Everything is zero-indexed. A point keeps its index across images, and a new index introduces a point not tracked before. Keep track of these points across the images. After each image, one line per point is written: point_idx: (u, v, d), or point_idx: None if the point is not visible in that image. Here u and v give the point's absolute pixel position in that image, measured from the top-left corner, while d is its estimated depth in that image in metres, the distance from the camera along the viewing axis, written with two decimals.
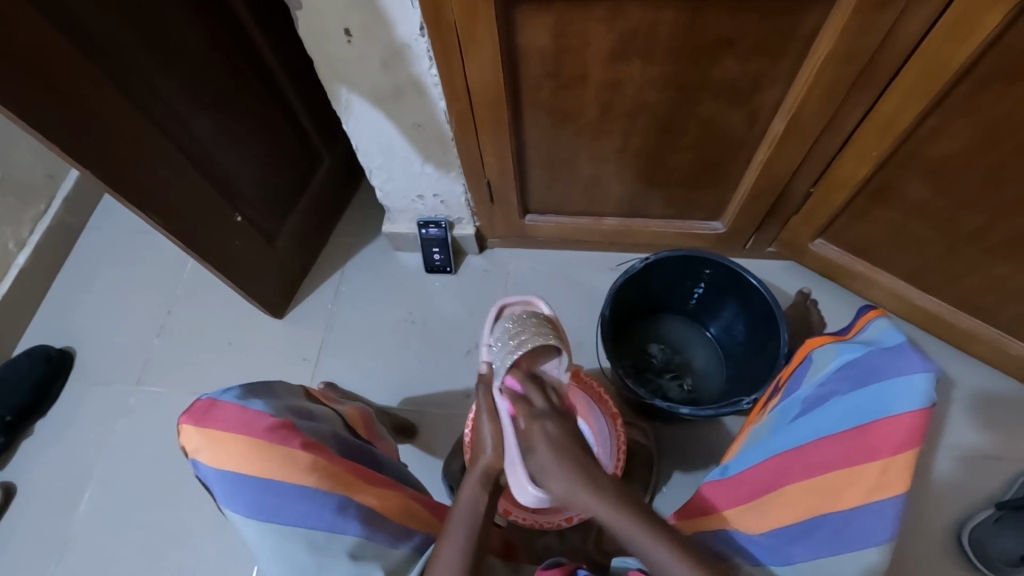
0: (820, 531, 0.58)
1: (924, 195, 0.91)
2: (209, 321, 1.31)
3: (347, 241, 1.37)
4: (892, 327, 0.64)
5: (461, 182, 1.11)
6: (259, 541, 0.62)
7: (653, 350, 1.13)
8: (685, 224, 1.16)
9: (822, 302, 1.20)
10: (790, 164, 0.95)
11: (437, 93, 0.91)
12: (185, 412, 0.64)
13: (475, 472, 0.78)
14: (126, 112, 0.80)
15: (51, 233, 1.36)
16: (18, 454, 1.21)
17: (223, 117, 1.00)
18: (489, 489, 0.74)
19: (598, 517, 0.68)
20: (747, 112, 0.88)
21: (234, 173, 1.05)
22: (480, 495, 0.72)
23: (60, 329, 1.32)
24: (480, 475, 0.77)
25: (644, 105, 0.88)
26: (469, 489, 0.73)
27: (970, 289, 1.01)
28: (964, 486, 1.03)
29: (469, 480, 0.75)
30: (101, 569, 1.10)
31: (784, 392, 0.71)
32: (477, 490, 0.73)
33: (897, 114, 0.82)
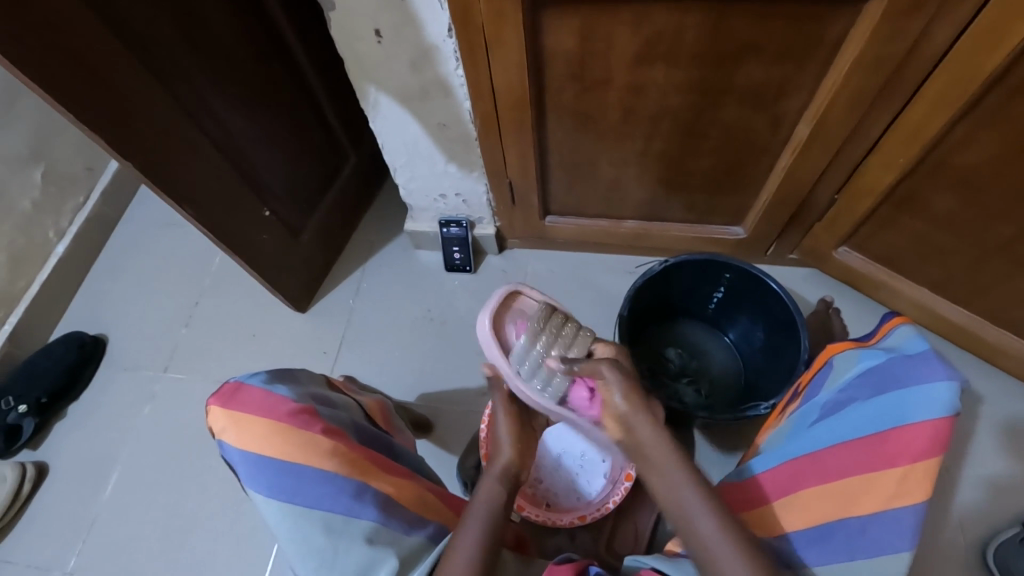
0: (835, 537, 0.56)
1: (952, 205, 0.90)
2: (234, 313, 1.34)
3: (370, 238, 1.39)
4: (915, 335, 0.64)
5: (483, 182, 1.12)
6: (278, 521, 0.63)
7: (669, 355, 1.12)
8: (706, 229, 1.15)
9: (845, 312, 1.18)
10: (814, 171, 0.95)
11: (462, 93, 0.93)
12: (213, 394, 0.67)
13: (494, 468, 0.77)
14: (164, 107, 0.84)
15: (88, 223, 1.41)
16: (51, 435, 1.26)
17: (256, 114, 1.03)
18: (507, 487, 0.73)
19: (678, 495, 0.63)
20: (771, 117, 0.88)
21: (264, 168, 1.09)
22: (497, 493, 0.72)
23: (94, 316, 1.38)
24: (499, 471, 0.76)
25: (666, 108, 0.88)
26: (487, 484, 0.73)
27: (998, 301, 0.99)
28: (988, 504, 1.01)
29: (488, 475, 0.75)
30: (123, 548, 1.13)
31: (802, 398, 0.70)
32: (496, 487, 0.73)
33: (925, 123, 0.81)
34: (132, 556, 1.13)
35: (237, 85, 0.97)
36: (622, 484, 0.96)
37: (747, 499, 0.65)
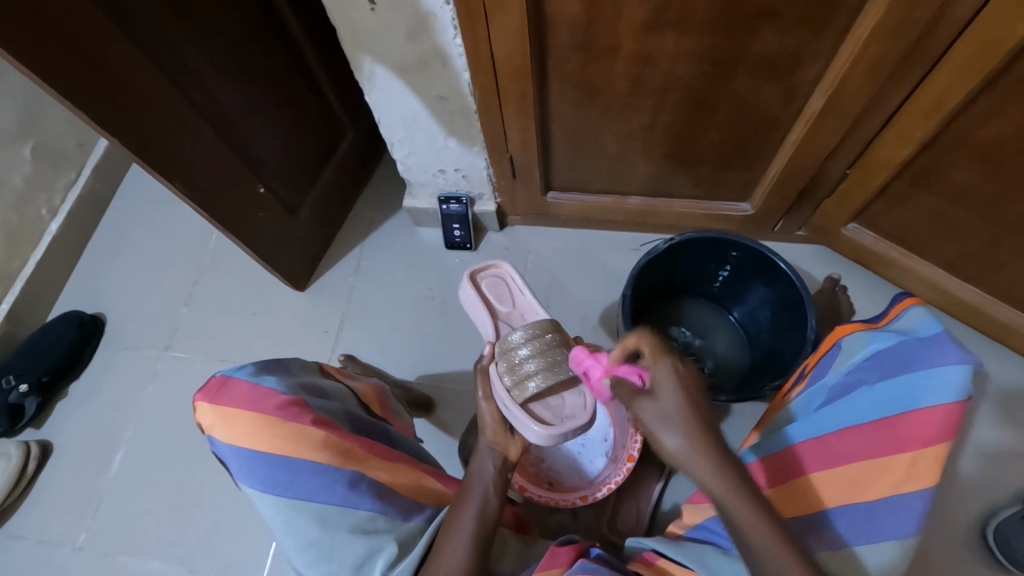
0: (839, 523, 0.56)
1: (969, 179, 0.87)
2: (233, 291, 1.33)
3: (369, 215, 1.37)
4: (928, 316, 0.61)
5: (484, 157, 1.09)
6: (274, 515, 0.64)
7: (674, 333, 1.11)
8: (713, 205, 1.12)
9: (852, 289, 1.16)
10: (827, 144, 0.91)
11: (461, 64, 0.89)
12: (201, 389, 0.66)
13: (485, 441, 0.74)
14: (151, 80, 0.80)
15: (82, 200, 1.39)
16: (53, 413, 1.26)
17: (247, 87, 0.99)
18: (503, 465, 0.73)
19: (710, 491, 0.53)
20: (784, 88, 0.84)
21: (258, 144, 1.05)
22: (493, 471, 0.71)
23: (92, 294, 1.36)
24: (491, 447, 0.74)
25: (675, 79, 0.84)
26: (484, 461, 0.72)
27: (1011, 279, 0.96)
28: (992, 481, 1.00)
29: (483, 450, 0.74)
30: (130, 524, 1.15)
31: (808, 380, 0.68)
32: (493, 466, 0.72)
33: (946, 94, 0.77)
34: (139, 533, 1.14)
35: (225, 54, 0.93)
36: (624, 464, 0.93)
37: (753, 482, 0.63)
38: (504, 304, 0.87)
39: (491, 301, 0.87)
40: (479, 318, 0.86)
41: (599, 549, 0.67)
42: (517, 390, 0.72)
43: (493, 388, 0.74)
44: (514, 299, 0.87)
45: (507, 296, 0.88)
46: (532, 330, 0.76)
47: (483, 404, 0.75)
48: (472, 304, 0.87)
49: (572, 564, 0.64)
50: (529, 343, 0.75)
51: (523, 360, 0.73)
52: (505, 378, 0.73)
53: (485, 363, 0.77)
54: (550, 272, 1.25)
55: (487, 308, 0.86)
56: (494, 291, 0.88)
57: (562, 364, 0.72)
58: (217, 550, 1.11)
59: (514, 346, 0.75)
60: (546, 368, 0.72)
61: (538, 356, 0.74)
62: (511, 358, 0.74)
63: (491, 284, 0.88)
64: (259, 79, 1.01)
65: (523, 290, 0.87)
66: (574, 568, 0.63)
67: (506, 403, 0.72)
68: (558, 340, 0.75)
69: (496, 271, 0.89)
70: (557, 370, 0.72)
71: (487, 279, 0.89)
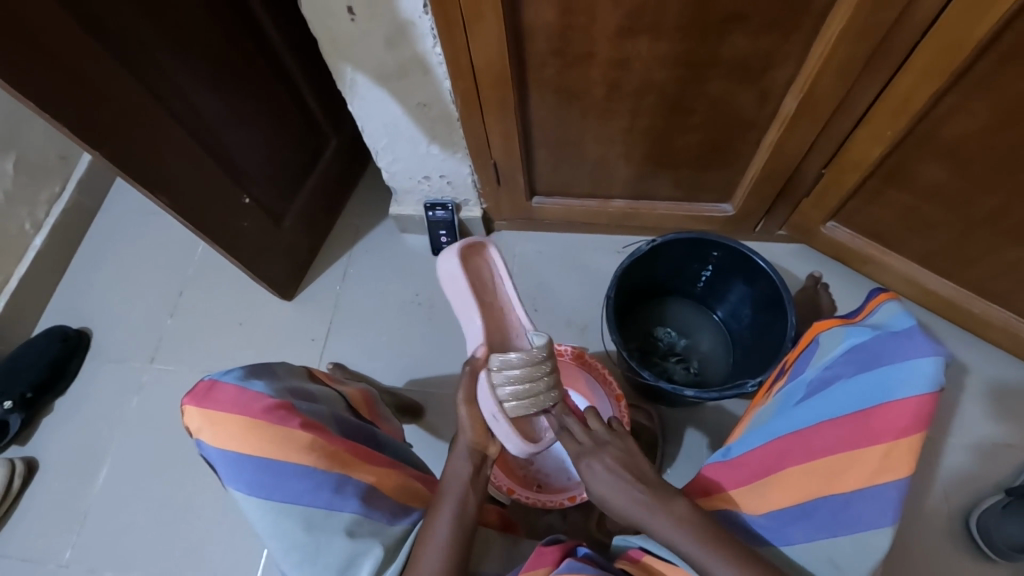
0: (817, 514, 0.58)
1: (939, 176, 0.89)
2: (220, 302, 1.33)
3: (355, 223, 1.37)
4: (902, 310, 0.61)
5: (467, 163, 1.10)
6: (260, 518, 0.63)
7: (659, 334, 1.12)
8: (694, 206, 1.14)
9: (832, 286, 1.18)
10: (801, 145, 0.93)
11: (441, 71, 0.90)
12: (187, 393, 0.66)
13: (461, 446, 0.76)
14: (133, 91, 0.80)
15: (66, 214, 1.38)
16: (38, 429, 1.24)
17: (229, 98, 1.00)
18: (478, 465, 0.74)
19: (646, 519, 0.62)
20: (758, 90, 0.86)
21: (241, 155, 1.06)
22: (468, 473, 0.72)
23: (77, 308, 1.35)
24: (467, 451, 0.75)
25: (651, 83, 0.86)
26: (458, 464, 0.73)
27: (984, 272, 0.99)
28: (973, 472, 1.02)
29: (458, 453, 0.75)
30: (116, 540, 1.13)
31: (789, 375, 0.69)
32: (467, 467, 0.73)
33: (912, 93, 0.79)
34: (126, 549, 1.12)
35: (204, 64, 0.93)
36: None
37: (736, 479, 0.64)
38: (488, 292, 0.88)
39: (477, 285, 0.88)
40: (463, 299, 0.86)
41: (586, 547, 0.68)
42: (506, 407, 0.77)
43: (481, 398, 0.78)
44: (496, 287, 0.89)
45: (489, 285, 0.89)
46: (530, 356, 0.78)
47: (464, 407, 0.78)
48: (458, 283, 0.86)
49: (558, 563, 0.64)
50: (527, 366, 0.78)
51: (518, 379, 0.77)
52: (499, 391, 0.77)
53: (477, 366, 0.80)
54: (536, 276, 1.26)
55: (474, 293, 0.86)
56: (479, 276, 0.89)
57: (548, 394, 0.78)
58: (206, 564, 1.10)
59: (512, 365, 0.78)
60: (534, 394, 0.77)
61: (531, 380, 0.77)
62: (505, 377, 0.77)
63: (478, 268, 0.89)
64: (240, 89, 1.02)
65: (507, 279, 0.89)
66: (560, 567, 0.63)
67: (495, 416, 0.77)
68: (552, 368, 0.80)
69: (482, 251, 0.89)
70: (542, 398, 0.78)
71: (474, 259, 0.89)
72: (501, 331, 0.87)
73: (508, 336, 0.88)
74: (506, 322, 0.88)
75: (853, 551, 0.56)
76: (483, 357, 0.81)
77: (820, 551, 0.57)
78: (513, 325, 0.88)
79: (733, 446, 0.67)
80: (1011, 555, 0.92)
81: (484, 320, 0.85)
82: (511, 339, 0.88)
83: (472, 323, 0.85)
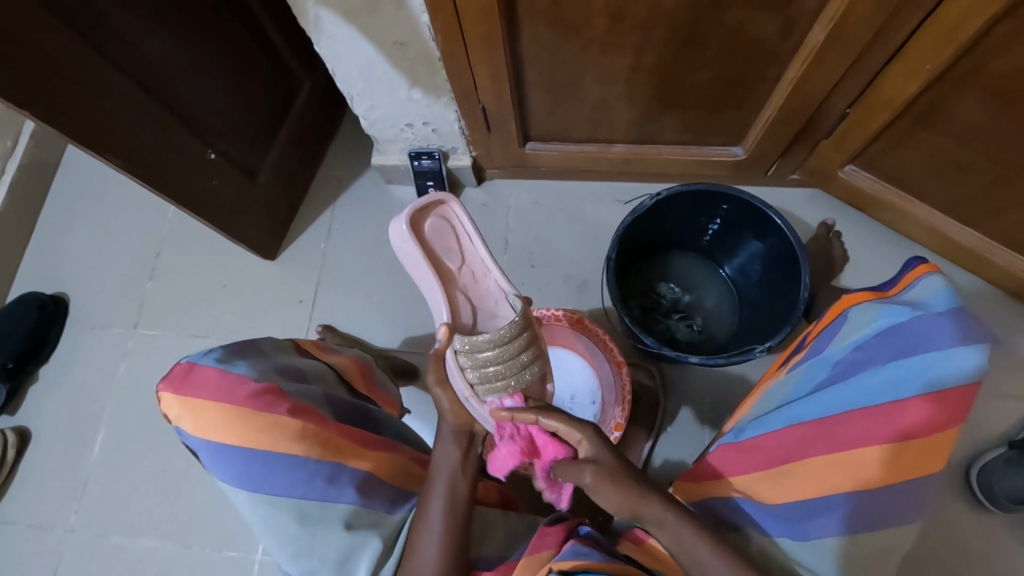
0: (838, 510, 0.57)
1: (979, 116, 0.79)
2: (199, 263, 1.26)
3: (336, 174, 1.28)
4: (943, 287, 0.59)
5: (454, 109, 1.00)
6: (249, 510, 0.60)
7: (662, 291, 1.07)
8: (701, 150, 1.05)
9: (846, 234, 1.11)
10: (826, 82, 0.84)
11: (418, 4, 0.78)
12: (164, 377, 0.61)
13: (445, 429, 0.71)
14: (62, 38, 0.70)
15: (24, 171, 1.28)
16: (26, 398, 1.22)
17: (179, 38, 0.88)
18: (468, 447, 0.70)
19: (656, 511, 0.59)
20: (782, 19, 0.75)
21: (202, 105, 0.95)
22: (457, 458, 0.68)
23: (50, 272, 1.29)
24: (454, 434, 0.70)
25: (660, 13, 0.75)
26: (445, 448, 0.69)
27: (1013, 222, 0.92)
28: (979, 424, 1.01)
29: (444, 436, 0.70)
30: (119, 505, 1.14)
31: (808, 350, 0.64)
32: (455, 451, 0.69)
33: (962, 21, 0.69)
34: (129, 513, 1.13)
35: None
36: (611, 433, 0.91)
37: (751, 463, 0.62)
38: (453, 258, 0.76)
39: (437, 253, 0.75)
40: (421, 270, 0.74)
41: (588, 527, 0.66)
42: (479, 389, 0.69)
43: (451, 379, 0.70)
44: (464, 250, 0.76)
45: (454, 250, 0.76)
46: (499, 335, 0.68)
47: (437, 389, 0.71)
48: (412, 254, 0.74)
49: (561, 544, 0.63)
50: (497, 346, 0.68)
51: (488, 363, 0.68)
52: (468, 375, 0.69)
53: (442, 349, 0.70)
54: (532, 228, 1.19)
55: (431, 262, 0.74)
56: (442, 242, 0.76)
57: (522, 374, 0.70)
58: (210, 527, 1.11)
59: (478, 346, 0.68)
60: (508, 376, 0.69)
61: (504, 360, 0.69)
62: (474, 359, 0.68)
63: (438, 233, 0.76)
64: (191, 29, 0.89)
65: (474, 240, 0.75)
66: (563, 550, 0.61)
67: (468, 400, 0.70)
68: (525, 344, 0.70)
69: (442, 211, 0.76)
70: (519, 378, 0.70)
71: (434, 221, 0.76)
72: (471, 302, 0.75)
73: (482, 307, 0.75)
74: (476, 290, 0.75)
75: (871, 546, 0.57)
76: (445, 338, 0.70)
77: (835, 547, 0.57)
78: (487, 293, 0.75)
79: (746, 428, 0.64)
80: (1010, 507, 0.93)
81: (448, 292, 0.73)
82: (485, 309, 0.75)
83: (434, 295, 0.74)
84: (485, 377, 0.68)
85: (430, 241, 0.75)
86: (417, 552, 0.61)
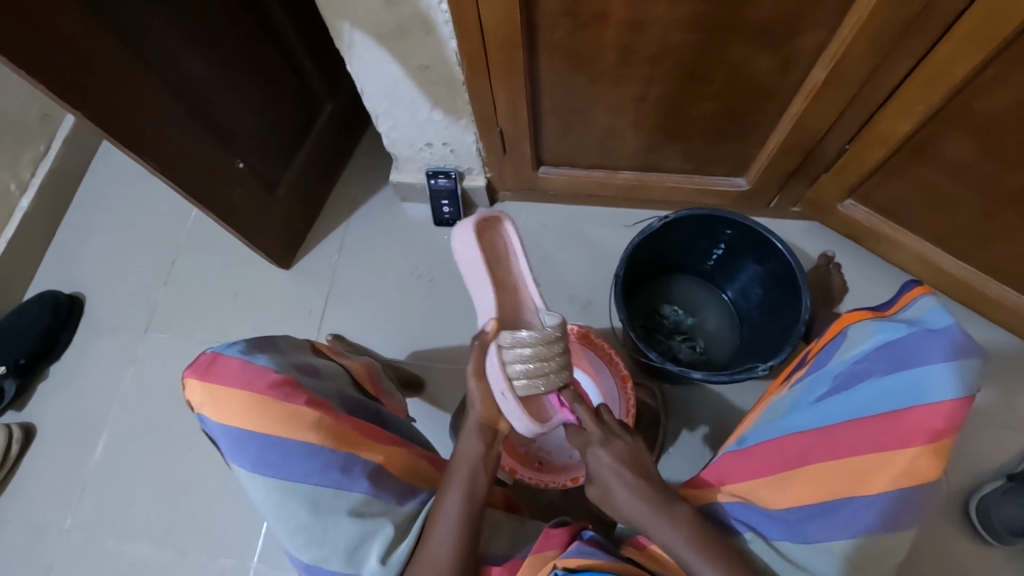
0: (839, 514, 0.59)
1: (968, 154, 0.84)
2: (215, 270, 1.29)
3: (353, 190, 1.33)
4: (938, 307, 0.61)
5: (472, 131, 1.05)
6: (264, 497, 0.61)
7: (665, 312, 1.10)
8: (706, 180, 1.10)
9: (844, 266, 1.15)
10: (824, 119, 0.89)
11: (446, 31, 0.84)
12: (189, 365, 0.63)
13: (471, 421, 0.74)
14: (115, 49, 0.75)
15: (52, 176, 1.33)
16: (33, 396, 1.23)
17: (217, 55, 0.94)
18: (489, 441, 0.73)
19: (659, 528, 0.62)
20: (783, 58, 0.80)
21: (233, 117, 1.00)
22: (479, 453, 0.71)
23: (69, 273, 1.32)
24: (478, 427, 0.73)
25: (669, 48, 0.80)
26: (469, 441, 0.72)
27: (1004, 256, 0.96)
28: (977, 455, 1.02)
29: (468, 429, 0.73)
30: (116, 507, 1.13)
31: (810, 366, 0.68)
32: (478, 443, 0.72)
33: (949, 65, 0.74)
34: (126, 516, 1.13)
35: (191, 17, 0.87)
36: None
37: (752, 469, 0.66)
38: (502, 268, 0.84)
39: (491, 260, 0.84)
40: (476, 272, 0.83)
41: (592, 531, 0.67)
42: (516, 385, 0.74)
43: (490, 372, 0.75)
44: (511, 262, 0.85)
45: (504, 259, 0.85)
46: (543, 334, 0.75)
47: (473, 381, 0.76)
48: (472, 257, 0.83)
49: (566, 545, 0.64)
50: (539, 345, 0.75)
51: (530, 360, 0.74)
52: (510, 369, 0.74)
53: (487, 340, 0.76)
54: (541, 249, 1.23)
55: (487, 270, 0.82)
56: (494, 249, 0.85)
57: (557, 374, 0.76)
58: (207, 533, 1.10)
59: (524, 343, 0.75)
60: (545, 374, 0.75)
61: (543, 359, 0.75)
62: (517, 354, 0.74)
63: (493, 241, 0.85)
64: (229, 47, 0.96)
65: (522, 254, 0.84)
66: (568, 550, 0.63)
67: (504, 394, 0.74)
68: (564, 348, 0.77)
69: (496, 224, 0.85)
70: (553, 378, 0.76)
71: (493, 232, 0.85)
72: (515, 308, 0.83)
73: (520, 314, 0.84)
74: (518, 300, 0.84)
75: (872, 549, 0.58)
76: (494, 331, 0.76)
77: (833, 549, 0.59)
78: (527, 303, 0.84)
79: (748, 436, 0.69)
80: (1008, 538, 0.93)
81: (498, 296, 0.82)
82: (522, 317, 0.84)
83: (484, 295, 0.82)
84: (524, 373, 0.74)
85: (487, 245, 0.84)
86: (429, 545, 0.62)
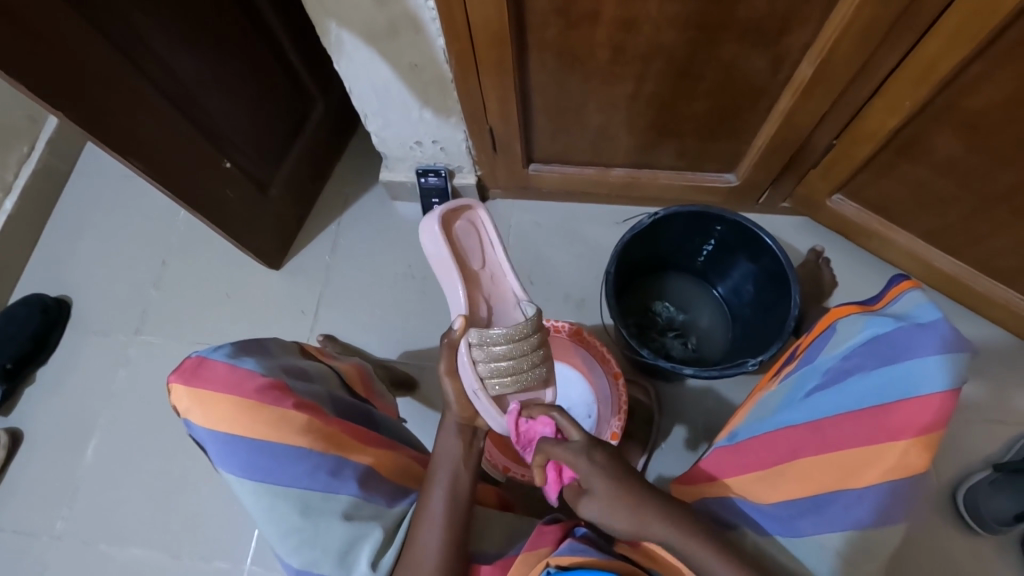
0: (831, 508, 0.59)
1: (956, 150, 0.85)
2: (205, 271, 1.28)
3: (344, 190, 1.32)
4: (925, 301, 0.62)
5: (462, 129, 1.05)
6: (253, 501, 0.60)
7: (657, 308, 1.10)
8: (697, 176, 1.10)
9: (833, 261, 1.16)
10: (813, 114, 0.89)
11: (434, 30, 0.84)
12: (174, 370, 0.62)
13: (449, 425, 0.76)
14: (102, 50, 0.74)
15: (36, 177, 1.31)
16: (20, 401, 1.21)
17: (205, 54, 0.92)
18: (468, 441, 0.74)
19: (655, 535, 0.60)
20: (773, 55, 0.81)
21: (223, 117, 0.99)
22: (459, 450, 0.72)
23: (56, 276, 1.30)
24: (458, 429, 0.75)
25: (660, 46, 0.80)
26: (450, 440, 0.73)
27: (993, 250, 0.96)
28: (966, 446, 1.03)
29: (447, 431, 0.75)
30: (107, 512, 1.12)
31: (800, 360, 0.68)
32: (459, 443, 0.73)
33: (935, 62, 0.75)
34: (119, 521, 1.12)
35: (177, 16, 0.86)
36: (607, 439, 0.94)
37: (742, 464, 0.66)
38: (475, 261, 0.82)
39: (462, 253, 0.81)
40: (444, 268, 0.80)
41: (584, 528, 0.68)
42: (488, 383, 0.74)
43: (461, 371, 0.75)
44: (485, 254, 0.83)
45: (477, 251, 0.83)
46: (514, 331, 0.74)
47: (447, 380, 0.76)
48: (439, 253, 0.80)
49: (559, 543, 0.64)
50: (510, 342, 0.74)
51: (500, 356, 0.74)
52: (480, 368, 0.74)
53: (456, 339, 0.75)
54: (533, 247, 1.23)
55: (455, 262, 0.80)
56: (464, 241, 0.82)
57: (532, 371, 0.76)
58: (201, 535, 1.10)
59: (494, 340, 0.74)
60: (518, 371, 0.75)
61: (515, 356, 0.74)
62: (486, 353, 0.74)
63: (461, 234, 0.82)
64: (217, 46, 0.95)
65: (498, 246, 0.82)
66: (560, 547, 0.63)
67: (476, 393, 0.74)
68: (537, 343, 0.76)
69: (469, 215, 0.83)
70: (529, 374, 0.76)
71: (459, 225, 0.82)
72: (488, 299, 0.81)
73: (492, 306, 0.82)
74: (494, 292, 0.82)
75: (866, 542, 0.58)
76: (462, 328, 0.76)
77: (829, 544, 0.59)
78: (502, 294, 0.83)
79: (740, 431, 0.69)
80: (998, 529, 0.94)
81: (468, 290, 0.80)
82: (499, 308, 0.82)
83: (455, 290, 0.79)
84: (493, 371, 0.74)
85: (457, 239, 0.82)
86: (419, 545, 0.62)
